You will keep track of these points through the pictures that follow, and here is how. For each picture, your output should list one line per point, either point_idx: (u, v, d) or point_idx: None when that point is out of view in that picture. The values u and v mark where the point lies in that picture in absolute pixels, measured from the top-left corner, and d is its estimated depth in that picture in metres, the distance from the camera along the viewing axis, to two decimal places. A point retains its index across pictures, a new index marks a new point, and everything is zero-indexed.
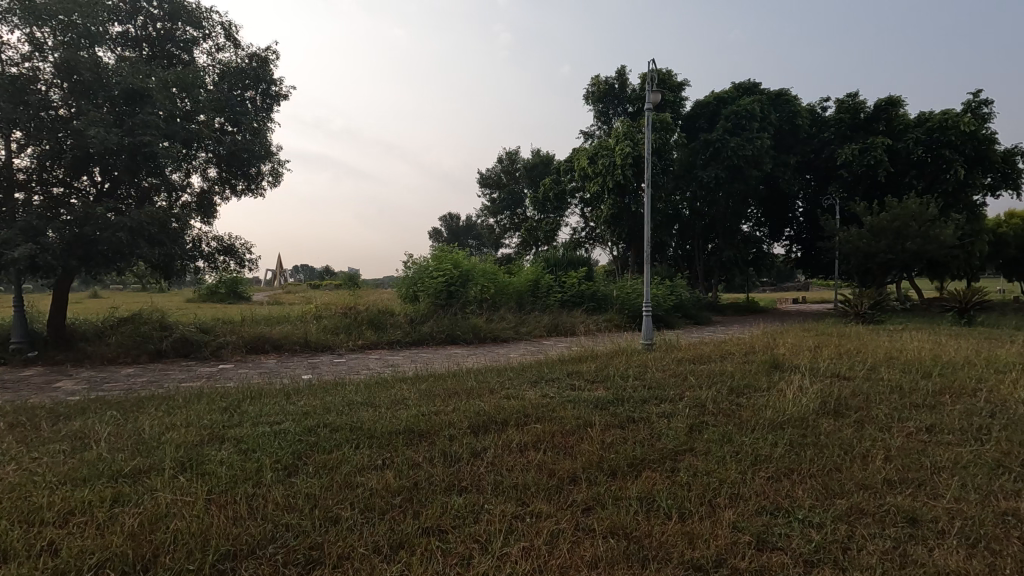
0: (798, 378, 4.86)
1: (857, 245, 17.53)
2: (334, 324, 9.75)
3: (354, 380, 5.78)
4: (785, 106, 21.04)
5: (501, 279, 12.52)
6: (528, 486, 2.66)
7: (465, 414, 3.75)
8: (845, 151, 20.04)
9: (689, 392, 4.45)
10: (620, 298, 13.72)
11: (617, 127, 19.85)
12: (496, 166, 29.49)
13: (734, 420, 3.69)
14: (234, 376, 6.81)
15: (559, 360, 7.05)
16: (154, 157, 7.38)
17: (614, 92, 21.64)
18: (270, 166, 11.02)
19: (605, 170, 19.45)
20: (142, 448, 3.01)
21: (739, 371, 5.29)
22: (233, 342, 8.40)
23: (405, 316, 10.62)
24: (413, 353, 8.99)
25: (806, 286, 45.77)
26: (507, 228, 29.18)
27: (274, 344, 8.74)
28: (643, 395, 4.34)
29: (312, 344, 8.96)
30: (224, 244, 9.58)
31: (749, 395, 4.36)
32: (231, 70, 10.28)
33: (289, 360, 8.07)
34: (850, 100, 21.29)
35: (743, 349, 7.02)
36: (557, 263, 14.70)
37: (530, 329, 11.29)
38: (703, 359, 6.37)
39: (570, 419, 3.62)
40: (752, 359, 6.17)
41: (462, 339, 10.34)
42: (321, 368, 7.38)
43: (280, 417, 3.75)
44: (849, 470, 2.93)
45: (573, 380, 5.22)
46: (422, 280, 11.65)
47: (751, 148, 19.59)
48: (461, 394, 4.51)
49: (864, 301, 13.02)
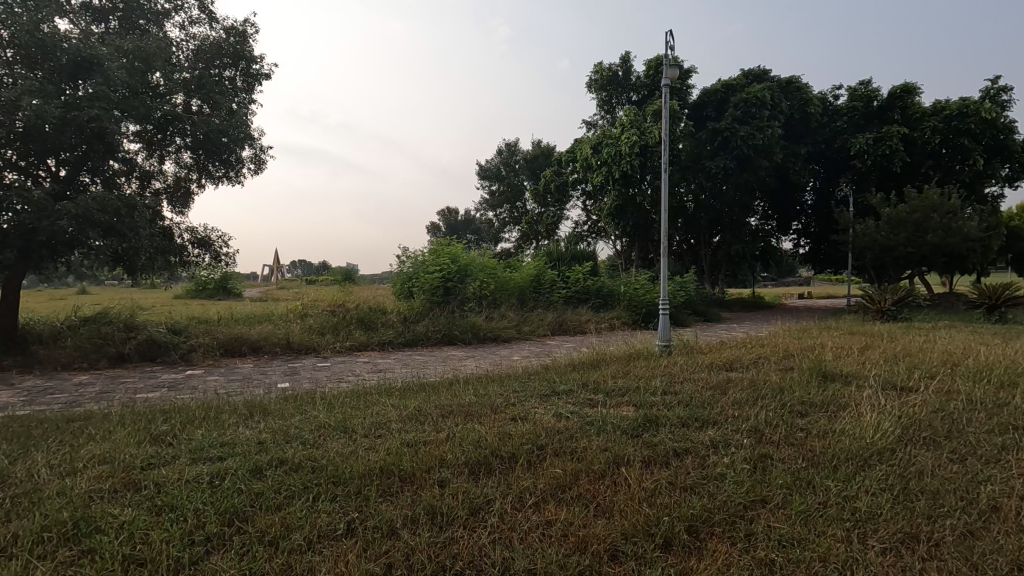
0: (862, 393, 4.04)
1: (874, 238, 16.72)
2: (321, 324, 8.92)
3: (335, 393, 4.97)
4: (796, 94, 20.16)
5: (502, 274, 11.69)
6: (551, 567, 1.89)
7: (462, 445, 2.94)
8: (858, 140, 19.18)
9: (735, 412, 3.64)
10: (628, 294, 12.92)
11: (622, 116, 18.99)
12: (496, 157, 28.60)
13: (804, 454, 2.90)
14: (199, 384, 5.99)
15: (570, 366, 6.26)
16: (108, 136, 6.51)
17: (618, 80, 20.79)
18: (251, 151, 10.19)
19: (610, 160, 18.54)
20: (22, 504, 2.25)
21: (783, 381, 4.49)
22: (206, 345, 7.58)
23: (398, 314, 9.78)
24: (406, 355, 8.17)
25: (807, 283, 45.02)
26: (507, 222, 28.31)
27: (252, 346, 7.92)
28: (681, 416, 3.53)
29: (296, 346, 8.17)
30: (197, 236, 8.85)
31: (810, 417, 3.55)
32: (208, 47, 9.44)
33: (266, 364, 7.25)
34: (863, 87, 20.42)
35: (779, 355, 6.20)
36: (560, 258, 13.89)
37: (533, 328, 10.49)
38: (736, 367, 5.55)
39: (597, 453, 2.83)
40: (792, 366, 5.37)
41: (459, 339, 9.55)
42: (300, 375, 6.55)
43: (226, 449, 2.94)
44: (990, 536, 2.14)
45: (591, 394, 4.41)
46: (418, 275, 10.83)
47: (761, 136, 18.73)
48: (457, 414, 3.71)
49: (887, 298, 12.30)
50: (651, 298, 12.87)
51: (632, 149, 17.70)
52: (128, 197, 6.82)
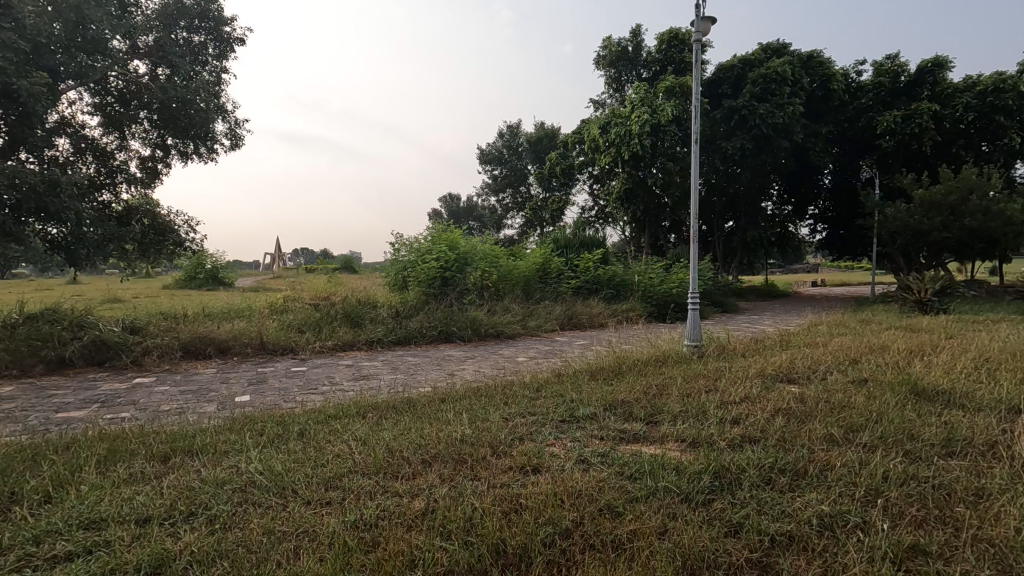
0: (991, 428, 3.00)
1: (906, 223, 15.51)
2: (301, 321, 7.90)
3: (296, 416, 3.95)
4: (818, 69, 18.80)
5: (505, 263, 10.63)
6: None
7: (445, 532, 1.95)
8: (885, 118, 17.87)
9: (831, 455, 2.62)
10: (642, 285, 11.92)
11: (631, 93, 17.74)
12: (498, 140, 27.38)
13: (977, 546, 1.88)
14: (138, 398, 4.96)
15: (586, 374, 5.24)
16: (25, 104, 5.63)
17: (628, 56, 19.54)
18: (226, 124, 9.11)
19: (619, 140, 17.33)
20: None
21: (873, 403, 3.47)
22: (162, 347, 6.56)
23: (390, 309, 8.76)
24: (396, 357, 7.14)
25: (818, 271, 43.97)
26: (511, 208, 27.20)
27: (219, 347, 6.91)
28: (763, 464, 2.51)
29: (270, 346, 7.14)
30: (157, 222, 7.90)
31: (942, 466, 2.52)
32: (171, 7, 8.32)
33: (233, 369, 6.26)
34: (889, 61, 19.06)
35: (843, 361, 5.14)
36: (567, 244, 12.79)
37: (540, 323, 9.50)
38: (797, 379, 4.51)
39: (655, 551, 1.82)
40: (865, 378, 4.34)
41: (457, 337, 8.53)
42: (265, 385, 5.51)
43: (84, 536, 1.96)
44: None
45: (621, 421, 3.38)
46: (414, 265, 9.76)
47: (782, 114, 17.44)
48: (447, 460, 2.69)
49: (929, 289, 11.17)
50: (667, 289, 11.78)
51: (642, 128, 16.50)
52: (52, 172, 6.18)
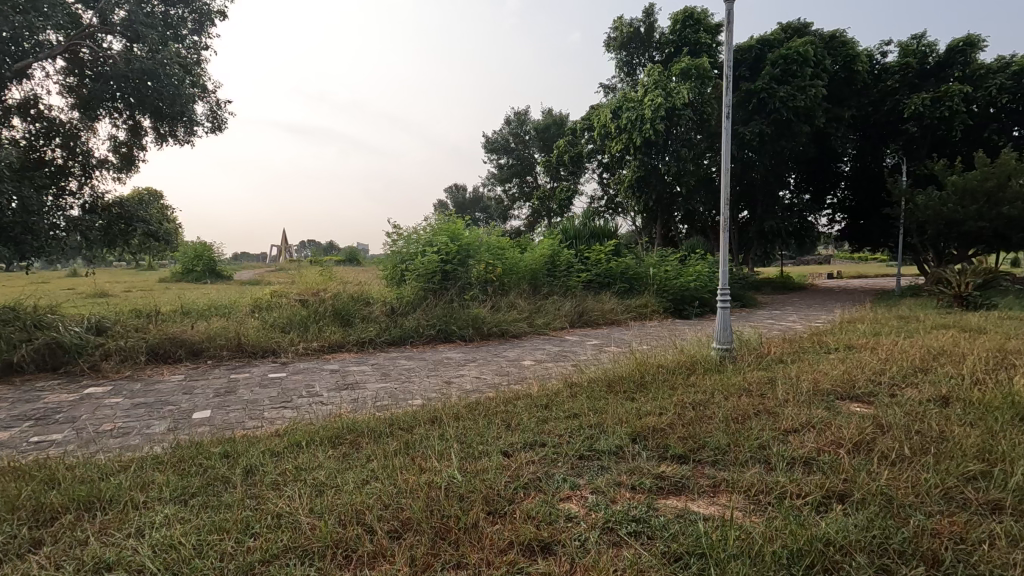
0: None
1: (938, 211, 14.53)
2: (286, 319, 7.17)
3: (250, 444, 3.21)
4: (841, 50, 17.74)
5: (510, 255, 9.86)
6: None
7: None
8: (913, 101, 16.81)
9: (966, 528, 1.89)
10: (657, 278, 11.18)
11: (644, 76, 16.80)
12: (504, 128, 26.45)
13: None
14: (80, 415, 4.24)
15: (601, 386, 4.47)
16: None
17: (640, 37, 18.53)
18: (206, 105, 8.36)
19: (631, 126, 16.42)
20: None
21: (979, 435, 2.70)
22: (126, 351, 5.86)
23: (384, 306, 8.03)
24: (388, 360, 6.41)
25: (829, 262, 43.04)
26: (517, 198, 26.39)
27: (191, 349, 6.22)
28: (873, 545, 1.78)
29: (249, 348, 6.43)
30: (123, 209, 7.15)
31: None
32: None
33: (202, 376, 5.54)
34: (916, 41, 17.97)
35: (908, 370, 4.36)
36: (576, 235, 11.95)
37: (548, 320, 8.77)
38: (860, 399, 3.72)
39: None
40: (945, 396, 3.56)
41: (457, 336, 7.81)
42: (232, 396, 4.77)
43: None
44: None
45: (652, 459, 2.63)
46: (411, 258, 8.98)
47: (804, 97, 16.44)
48: (425, 528, 1.98)
49: (968, 282, 10.37)
50: (683, 283, 11.15)
51: (656, 112, 15.61)
52: None
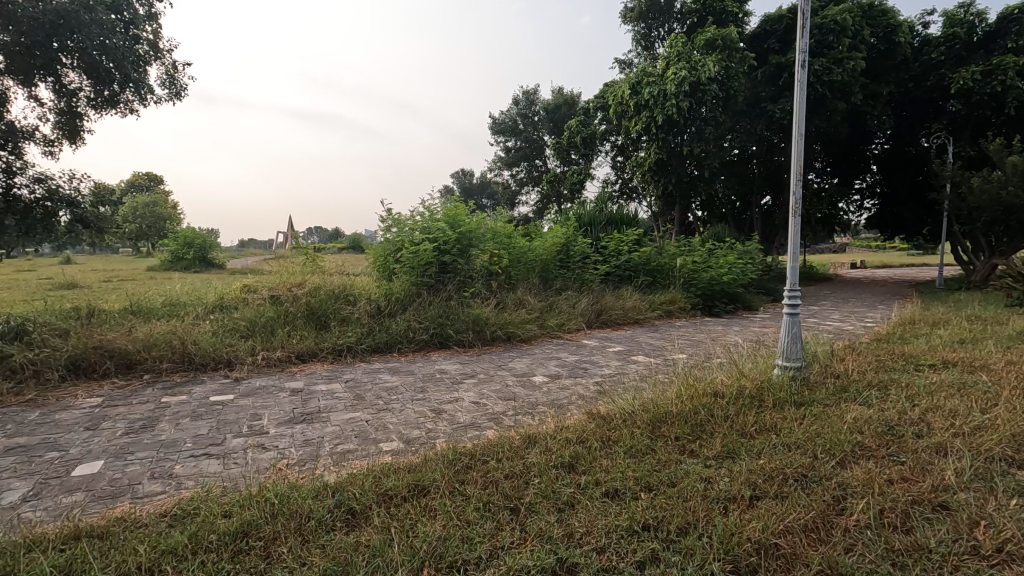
0: None
1: (996, 195, 12.99)
2: (251, 321, 5.99)
3: (104, 552, 2.02)
4: (882, 19, 16.05)
5: (519, 243, 8.59)
6: None
7: None
8: (961, 75, 15.17)
9: None
10: (683, 271, 9.89)
11: (666, 47, 15.23)
12: (512, 108, 24.94)
13: None
14: None
15: (638, 429, 3.20)
16: None
17: (659, 7, 16.95)
18: (161, 68, 7.11)
19: (652, 103, 14.91)
20: None
21: None
22: (37, 365, 4.69)
23: (370, 304, 6.78)
24: (367, 375, 5.18)
25: (847, 251, 41.46)
26: (525, 183, 25.11)
27: (124, 361, 5.04)
28: None
29: (196, 360, 5.23)
30: (50, 189, 6.06)
31: None
32: None
33: (125, 400, 4.33)
34: (962, 10, 16.24)
35: None
36: (592, 222, 10.58)
37: (561, 321, 7.52)
38: None
39: None
40: None
41: (454, 341, 6.59)
42: (144, 437, 3.54)
43: None
44: None
45: None
46: (403, 246, 7.66)
47: (843, 70, 14.84)
48: None
49: None
50: (713, 276, 9.89)
51: (680, 87, 14.12)
52: None
